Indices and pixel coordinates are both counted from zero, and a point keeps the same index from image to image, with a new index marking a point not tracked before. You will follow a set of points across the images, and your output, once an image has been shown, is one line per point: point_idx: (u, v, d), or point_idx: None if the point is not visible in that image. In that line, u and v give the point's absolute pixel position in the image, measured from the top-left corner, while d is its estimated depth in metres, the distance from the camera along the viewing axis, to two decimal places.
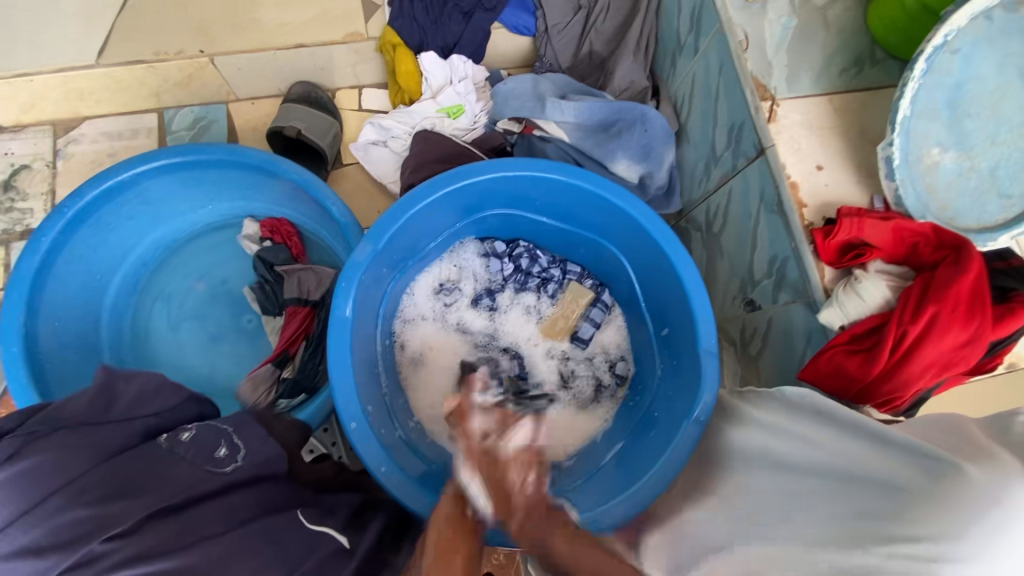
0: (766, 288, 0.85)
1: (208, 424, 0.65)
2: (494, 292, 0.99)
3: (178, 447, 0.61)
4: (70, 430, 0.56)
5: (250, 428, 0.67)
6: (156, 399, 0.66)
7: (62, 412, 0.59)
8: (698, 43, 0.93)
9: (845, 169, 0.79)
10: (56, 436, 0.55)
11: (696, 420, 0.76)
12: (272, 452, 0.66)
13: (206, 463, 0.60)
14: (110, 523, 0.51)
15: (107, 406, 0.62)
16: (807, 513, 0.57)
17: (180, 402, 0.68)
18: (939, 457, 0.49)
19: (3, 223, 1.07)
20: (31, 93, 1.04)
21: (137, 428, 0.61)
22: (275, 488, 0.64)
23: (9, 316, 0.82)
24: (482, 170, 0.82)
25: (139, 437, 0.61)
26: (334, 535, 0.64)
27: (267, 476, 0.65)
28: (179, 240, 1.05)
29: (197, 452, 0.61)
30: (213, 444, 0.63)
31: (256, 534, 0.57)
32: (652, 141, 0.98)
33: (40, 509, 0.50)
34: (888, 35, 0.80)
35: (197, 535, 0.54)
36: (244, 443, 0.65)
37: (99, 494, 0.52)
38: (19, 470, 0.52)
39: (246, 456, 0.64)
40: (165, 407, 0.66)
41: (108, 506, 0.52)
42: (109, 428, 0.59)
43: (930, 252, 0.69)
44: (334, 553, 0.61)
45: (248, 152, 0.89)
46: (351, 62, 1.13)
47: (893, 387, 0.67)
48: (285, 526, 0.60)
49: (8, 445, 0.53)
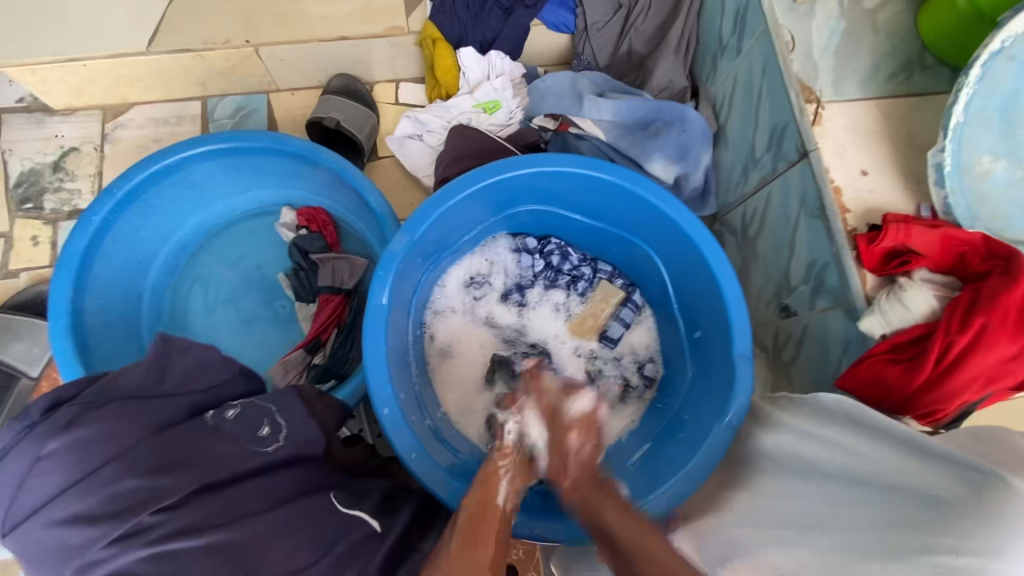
0: (803, 294, 0.83)
1: (251, 402, 0.66)
2: (524, 288, 0.99)
3: (223, 424, 0.62)
4: (124, 402, 0.58)
5: (292, 407, 0.68)
6: (200, 377, 0.67)
7: (114, 385, 0.60)
8: (741, 44, 0.92)
9: (891, 176, 0.77)
10: (108, 408, 0.56)
11: (727, 423, 0.75)
12: (312, 434, 0.68)
13: (250, 442, 0.62)
14: (158, 498, 0.53)
15: (158, 379, 0.63)
16: (843, 520, 0.56)
17: (226, 378, 0.69)
18: (983, 468, 0.47)
19: (51, 204, 1.11)
20: (83, 77, 1.07)
21: (186, 403, 0.63)
22: (309, 469, 0.66)
23: (58, 291, 0.85)
24: (519, 165, 0.82)
25: (187, 412, 0.63)
26: (366, 519, 0.64)
27: (304, 458, 0.66)
28: (218, 225, 1.08)
29: (241, 430, 0.62)
30: (256, 423, 0.64)
31: (293, 513, 0.58)
32: (690, 142, 0.97)
33: (95, 478, 0.52)
34: (938, 39, 0.79)
35: (237, 512, 0.55)
36: (285, 424, 0.66)
37: (150, 466, 0.54)
38: (72, 440, 0.53)
39: (287, 436, 0.65)
40: (209, 386, 0.67)
41: (157, 479, 0.54)
42: (161, 401, 0.61)
43: (979, 263, 0.67)
44: (365, 537, 0.62)
45: (289, 141, 0.91)
46: (390, 56, 1.14)
47: (935, 399, 0.65)
48: (320, 507, 0.61)
49: (65, 413, 0.55)
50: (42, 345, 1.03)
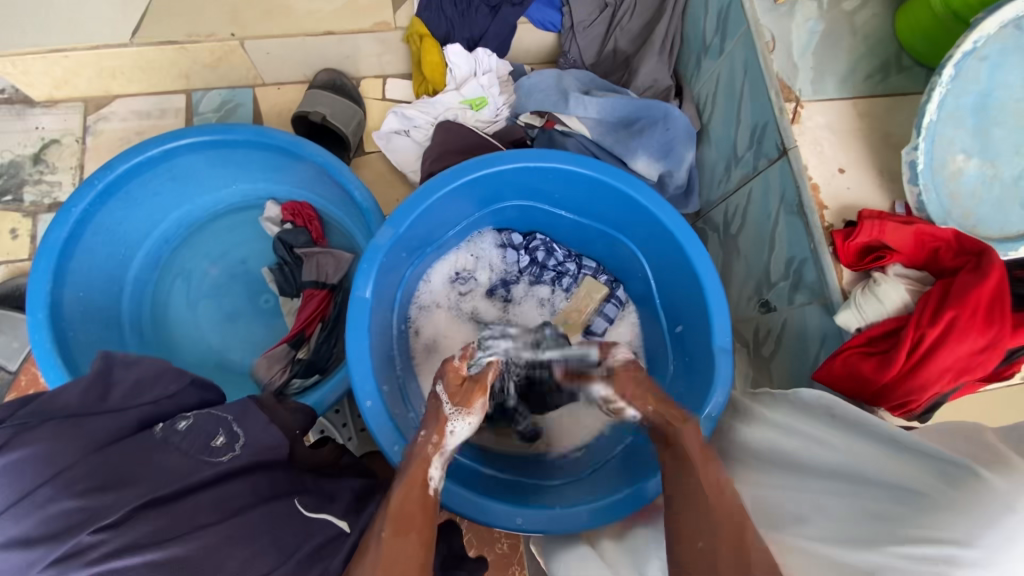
0: (782, 289, 0.85)
1: (207, 412, 0.66)
2: (509, 284, 1.00)
3: (172, 436, 0.62)
4: (61, 422, 0.57)
5: (250, 416, 0.68)
6: (151, 388, 0.66)
7: (51, 404, 0.58)
8: (724, 44, 0.93)
9: (867, 174, 0.79)
10: (45, 428, 0.55)
11: (707, 415, 0.77)
12: (272, 439, 0.67)
13: (202, 453, 0.61)
14: (98, 516, 0.52)
15: (101, 397, 0.62)
16: (823, 513, 0.57)
17: (178, 390, 0.68)
18: (956, 462, 0.49)
19: (30, 197, 1.10)
20: (65, 69, 1.06)
21: (133, 417, 0.62)
22: (271, 474, 0.66)
23: (37, 283, 0.84)
24: (504, 160, 0.83)
25: (135, 425, 0.62)
26: (333, 521, 0.66)
27: (265, 462, 0.66)
28: (201, 219, 1.07)
29: (192, 442, 0.62)
30: (210, 433, 0.64)
31: (249, 523, 0.58)
32: (674, 140, 0.98)
33: (29, 500, 0.51)
34: (914, 38, 0.81)
35: (188, 525, 0.55)
36: (243, 431, 0.66)
37: (88, 486, 0.53)
38: (11, 462, 0.52)
39: (244, 445, 0.65)
40: (159, 396, 0.66)
41: (95, 498, 0.53)
42: (101, 418, 0.59)
43: (951, 258, 0.69)
44: (325, 540, 0.63)
45: (273, 134, 0.90)
46: (377, 52, 1.14)
47: (907, 391, 0.66)
48: (277, 516, 0.61)
49: (0, 434, 0.54)
50: (21, 340, 1.02)
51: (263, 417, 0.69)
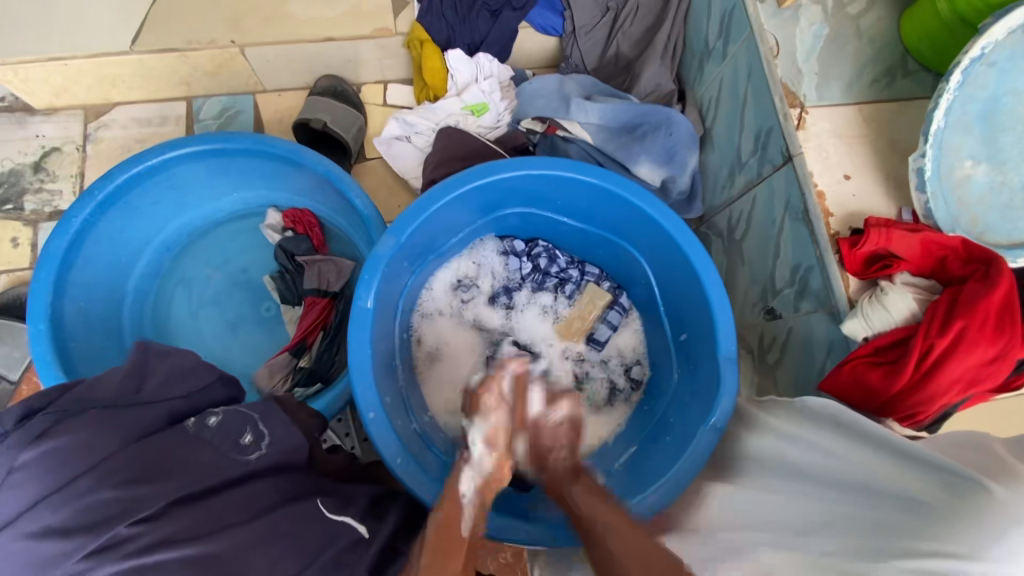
0: (787, 297, 0.84)
1: (235, 408, 0.65)
2: (512, 290, 0.99)
3: (204, 431, 0.60)
4: (100, 411, 0.56)
5: (275, 415, 0.67)
6: (182, 381, 0.66)
7: (89, 394, 0.58)
8: (727, 48, 0.92)
9: (874, 180, 0.78)
10: (85, 416, 0.55)
11: (713, 426, 0.76)
12: (296, 441, 0.66)
13: (231, 450, 0.60)
14: (137, 508, 0.51)
15: (136, 388, 0.62)
16: (826, 524, 0.56)
17: (206, 385, 0.68)
18: (964, 473, 0.48)
19: (31, 205, 1.09)
20: (65, 77, 1.06)
21: (164, 411, 0.62)
22: (295, 476, 0.65)
23: (39, 294, 0.84)
24: (506, 168, 0.82)
25: (165, 420, 0.61)
26: (353, 525, 0.64)
27: (290, 462, 0.66)
28: (203, 226, 1.06)
29: (223, 439, 0.61)
30: (239, 430, 0.63)
31: (275, 522, 0.57)
32: (676, 145, 0.97)
33: (67, 490, 0.50)
34: (919, 41, 0.80)
35: (217, 523, 0.54)
36: (269, 430, 0.65)
37: (126, 477, 0.53)
38: (47, 450, 0.51)
39: (270, 443, 0.64)
40: (190, 391, 0.66)
41: (133, 489, 0.52)
42: (137, 411, 0.59)
43: (959, 267, 0.68)
44: (351, 544, 0.62)
45: (274, 142, 0.90)
46: (379, 57, 1.14)
47: (916, 402, 0.66)
48: (304, 514, 0.60)
49: (41, 421, 0.53)
50: (22, 349, 1.02)
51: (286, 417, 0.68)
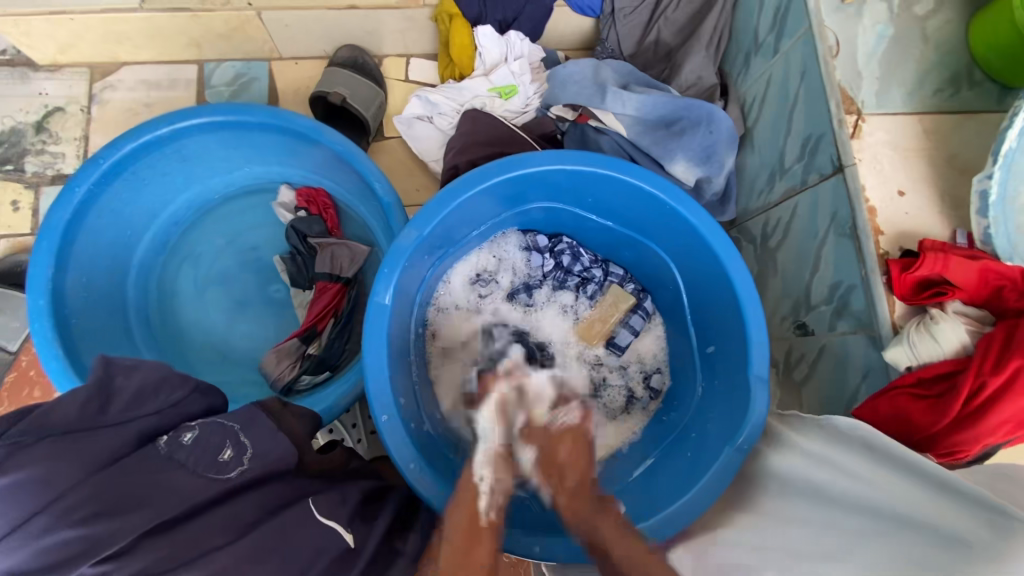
0: (822, 314, 0.80)
1: (212, 422, 0.62)
2: (532, 288, 0.96)
3: (177, 452, 0.57)
4: (59, 437, 0.52)
5: (256, 424, 0.64)
6: (153, 396, 0.62)
7: (47, 419, 0.53)
8: (779, 44, 0.86)
9: (928, 197, 0.73)
10: (40, 447, 0.51)
11: (738, 446, 0.73)
12: (280, 450, 0.64)
13: (209, 470, 0.58)
14: (102, 545, 0.49)
15: (100, 409, 0.57)
16: (854, 552, 0.53)
17: (182, 398, 0.64)
18: (1007, 511, 0.45)
19: (33, 166, 1.04)
20: (70, 31, 0.99)
21: (134, 432, 0.57)
22: (279, 487, 0.63)
23: (39, 268, 0.80)
24: (538, 161, 0.78)
25: (136, 441, 0.57)
26: (341, 533, 0.62)
27: (274, 473, 0.63)
28: (212, 201, 1.02)
29: (200, 457, 0.58)
30: (217, 446, 0.60)
31: (263, 541, 0.55)
32: (716, 144, 0.91)
33: (21, 532, 0.47)
34: (988, 51, 0.74)
35: (199, 548, 0.52)
36: (250, 443, 0.62)
37: (90, 512, 0.49)
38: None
39: (252, 457, 0.61)
40: (162, 407, 0.61)
41: (100, 525, 0.49)
42: (102, 434, 0.55)
43: (1015, 299, 0.64)
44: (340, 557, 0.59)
45: (291, 118, 0.85)
46: (403, 29, 1.07)
47: (959, 440, 0.61)
48: (292, 523, 0.59)
49: None
50: (20, 320, 0.98)
51: (269, 424, 0.66)
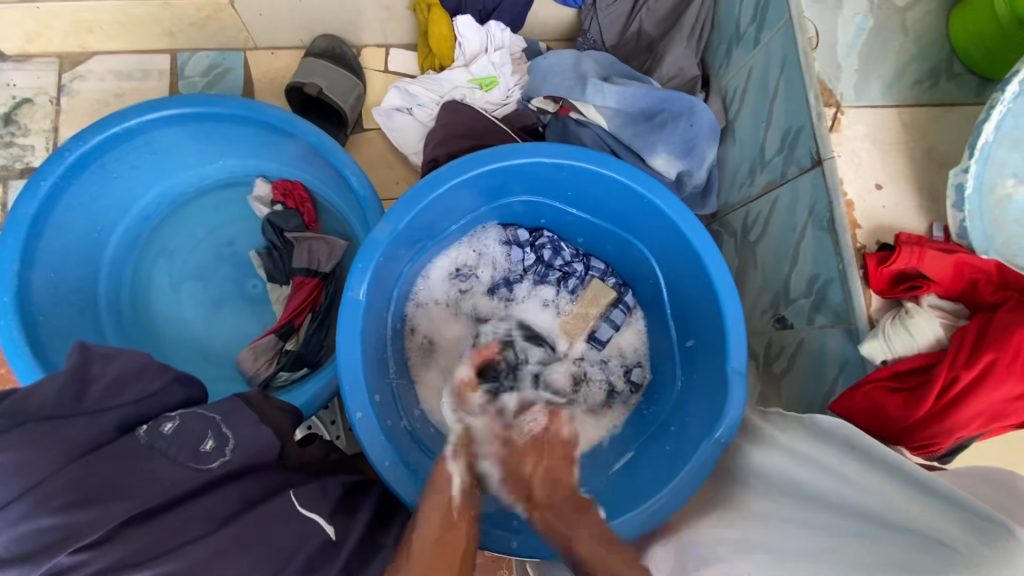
0: (801, 307, 0.80)
1: (194, 412, 0.61)
2: (513, 282, 0.95)
3: (159, 441, 0.56)
4: (38, 423, 0.51)
5: (239, 416, 0.63)
6: (132, 385, 0.60)
7: (23, 405, 0.52)
8: (760, 35, 0.85)
9: (905, 190, 0.72)
10: (20, 431, 0.50)
11: (716, 440, 0.73)
12: (263, 440, 0.63)
13: (190, 460, 0.57)
14: (80, 533, 0.48)
15: (78, 395, 0.56)
16: (836, 554, 0.53)
17: (161, 387, 0.62)
18: (987, 514, 0.45)
19: (1, 159, 1.02)
20: (36, 20, 0.96)
21: (114, 420, 0.56)
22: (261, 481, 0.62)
23: (3, 263, 0.78)
24: (516, 153, 0.76)
25: (117, 429, 0.56)
26: (322, 525, 0.61)
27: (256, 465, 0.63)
28: (186, 194, 1.00)
29: (181, 447, 0.57)
30: (199, 436, 0.59)
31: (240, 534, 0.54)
32: (697, 136, 0.90)
33: (1, 517, 0.46)
34: (968, 43, 0.73)
35: (177, 539, 0.52)
36: (233, 433, 0.61)
37: (66, 500, 0.48)
38: None
39: (234, 448, 0.60)
40: (142, 395, 0.60)
41: (77, 513, 0.48)
42: (80, 421, 0.54)
43: (990, 292, 0.65)
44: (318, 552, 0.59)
45: (265, 110, 0.83)
46: (381, 19, 1.04)
47: (933, 433, 0.62)
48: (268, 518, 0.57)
49: None
50: None
51: (253, 416, 0.64)
